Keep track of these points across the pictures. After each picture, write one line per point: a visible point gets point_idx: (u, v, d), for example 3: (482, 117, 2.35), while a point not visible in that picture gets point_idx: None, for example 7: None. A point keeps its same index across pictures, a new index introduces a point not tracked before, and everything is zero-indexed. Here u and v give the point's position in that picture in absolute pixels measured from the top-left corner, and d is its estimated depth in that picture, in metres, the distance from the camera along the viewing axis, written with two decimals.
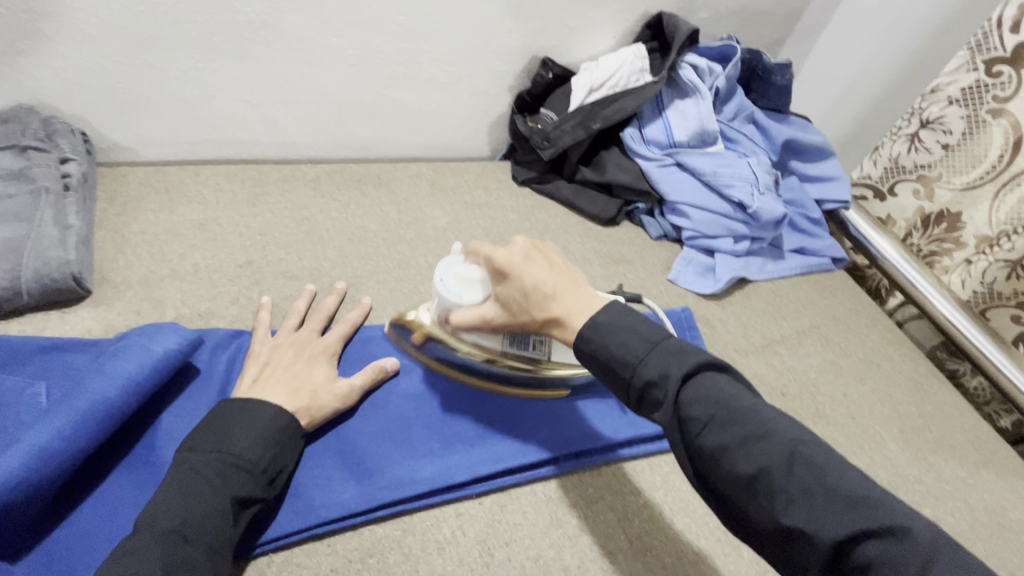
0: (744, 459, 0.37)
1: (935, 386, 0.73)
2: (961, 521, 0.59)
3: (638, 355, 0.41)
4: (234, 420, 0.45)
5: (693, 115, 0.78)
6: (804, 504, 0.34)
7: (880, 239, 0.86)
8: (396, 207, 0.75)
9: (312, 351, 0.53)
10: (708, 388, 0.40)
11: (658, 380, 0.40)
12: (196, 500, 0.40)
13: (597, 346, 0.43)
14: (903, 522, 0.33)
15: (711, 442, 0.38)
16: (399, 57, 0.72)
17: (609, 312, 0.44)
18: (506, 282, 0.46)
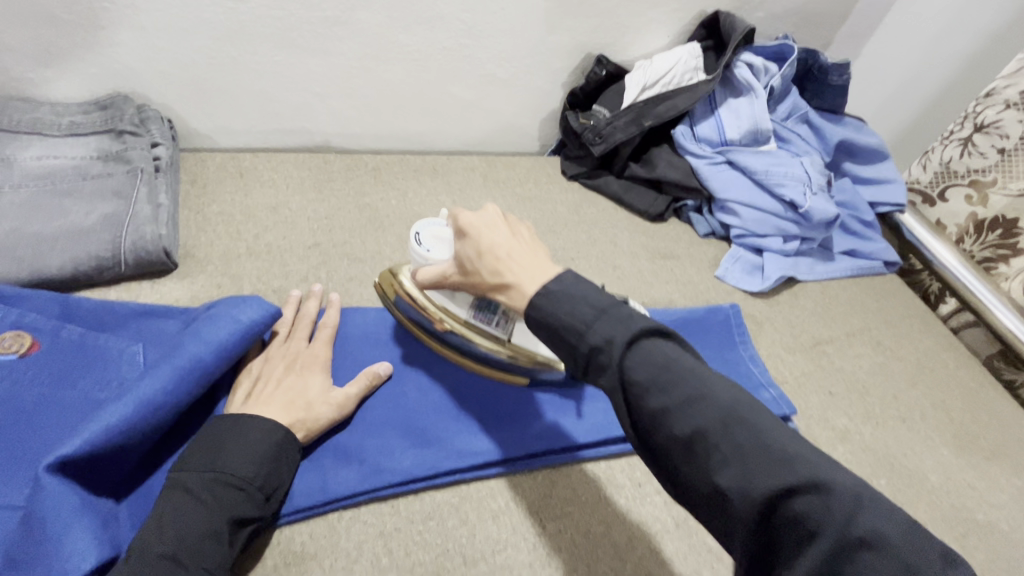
0: (682, 421, 0.35)
1: (990, 394, 0.71)
2: (1016, 528, 0.58)
3: (586, 321, 0.39)
4: (228, 438, 0.44)
5: (747, 114, 0.79)
6: (736, 462, 0.33)
7: (935, 244, 0.85)
8: (452, 198, 0.78)
9: (302, 363, 0.53)
10: (651, 352, 0.37)
11: (603, 347, 0.38)
12: (187, 519, 0.39)
13: (548, 314, 0.40)
14: (827, 478, 0.31)
15: (650, 406, 0.36)
16: (460, 53, 0.75)
17: (562, 282, 0.41)
18: (465, 243, 0.47)
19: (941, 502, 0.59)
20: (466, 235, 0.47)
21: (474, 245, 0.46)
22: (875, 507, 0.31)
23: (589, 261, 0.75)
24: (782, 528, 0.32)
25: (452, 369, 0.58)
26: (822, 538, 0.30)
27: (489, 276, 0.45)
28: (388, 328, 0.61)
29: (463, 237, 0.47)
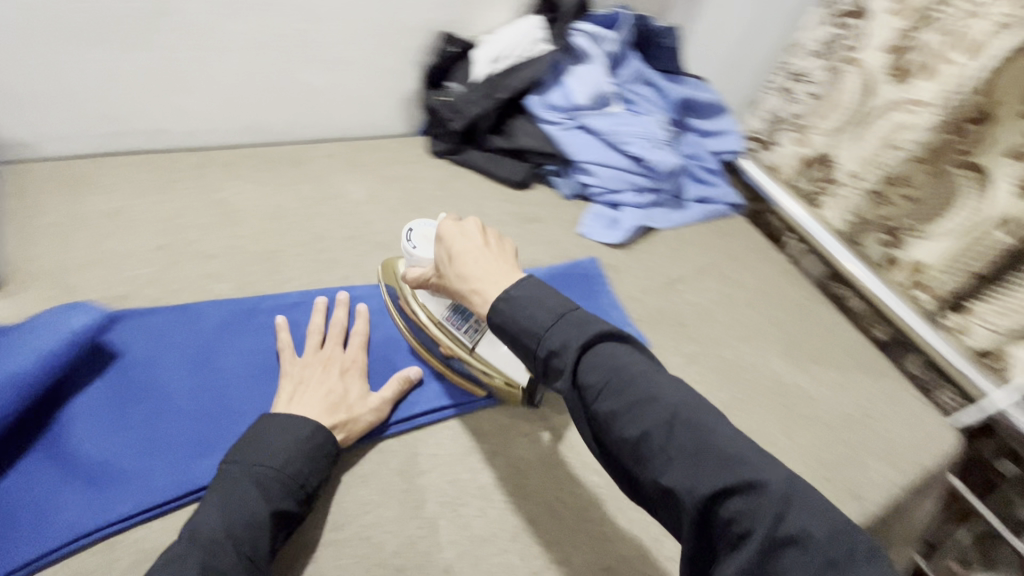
0: (632, 424, 0.39)
1: (817, 307, 0.82)
2: (833, 414, 0.68)
3: (543, 326, 0.44)
4: (268, 434, 0.46)
5: (590, 79, 0.84)
6: (676, 463, 0.37)
7: (771, 185, 0.97)
8: (313, 185, 0.77)
9: (340, 368, 0.54)
10: (605, 356, 0.42)
11: (561, 348, 0.42)
12: (235, 509, 0.41)
13: (506, 318, 0.45)
14: (762, 477, 0.35)
15: (603, 409, 0.40)
16: (302, 38, 0.74)
17: (522, 287, 0.47)
18: (438, 249, 0.52)
19: (774, 403, 0.68)
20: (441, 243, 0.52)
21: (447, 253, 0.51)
22: (803, 503, 0.35)
23: None
24: (723, 527, 0.35)
25: None
26: (755, 536, 0.34)
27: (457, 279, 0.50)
28: (245, 316, 0.60)
29: (439, 246, 0.52)
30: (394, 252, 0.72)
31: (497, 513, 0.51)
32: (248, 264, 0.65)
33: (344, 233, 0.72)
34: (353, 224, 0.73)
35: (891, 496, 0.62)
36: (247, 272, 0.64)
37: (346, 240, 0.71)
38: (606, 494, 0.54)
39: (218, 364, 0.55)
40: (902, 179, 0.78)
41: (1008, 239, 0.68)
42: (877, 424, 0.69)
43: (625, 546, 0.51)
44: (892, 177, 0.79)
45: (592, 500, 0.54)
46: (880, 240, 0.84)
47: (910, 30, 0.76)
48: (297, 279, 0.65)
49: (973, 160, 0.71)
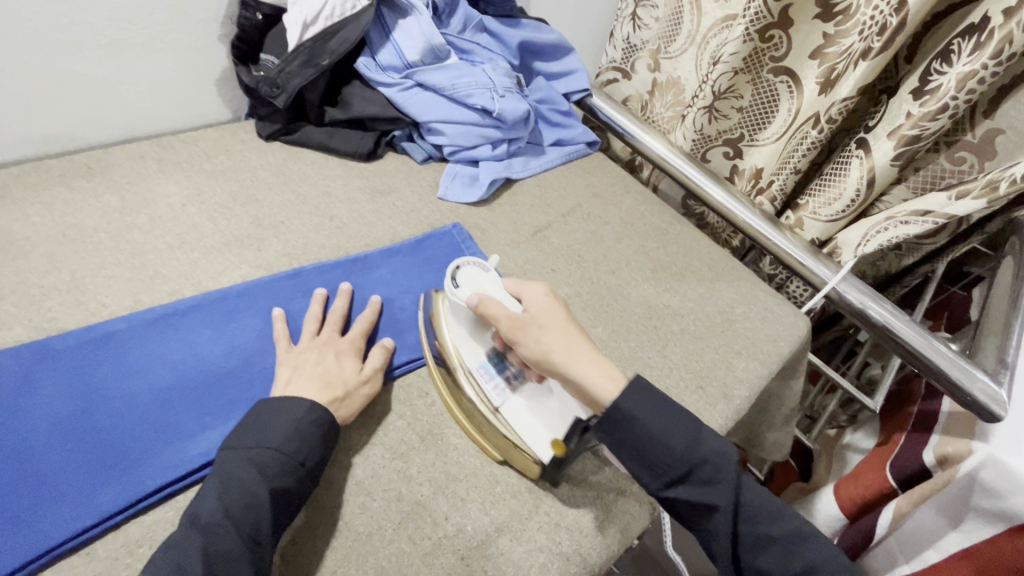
0: (786, 558, 0.47)
1: (679, 228, 0.86)
2: (701, 326, 0.72)
3: (684, 444, 0.47)
4: (266, 417, 0.47)
5: (418, 33, 0.78)
6: None
7: (620, 116, 0.95)
8: (118, 194, 0.66)
9: (339, 348, 0.55)
10: (751, 487, 0.49)
11: (713, 462, 0.47)
12: (238, 488, 0.43)
13: (638, 422, 0.48)
14: None
15: (755, 533, 0.48)
16: (58, 23, 0.62)
17: (636, 397, 0.48)
18: (533, 319, 0.53)
19: (648, 328, 0.71)
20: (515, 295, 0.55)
21: (526, 305, 0.54)
22: None
23: (302, 220, 0.70)
24: None
25: (150, 378, 0.51)
26: None
27: (546, 350, 0.51)
28: (48, 357, 0.50)
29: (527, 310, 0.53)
30: (230, 252, 0.64)
31: (379, 505, 0.49)
32: (42, 299, 0.55)
33: (165, 241, 0.63)
34: (175, 229, 0.64)
35: (757, 389, 0.68)
36: (42, 308, 0.54)
37: (168, 250, 0.62)
38: (493, 456, 0.54)
39: (17, 422, 0.46)
40: (730, 92, 0.82)
41: (818, 134, 0.74)
42: (739, 326, 0.74)
43: (517, 502, 0.51)
44: (721, 92, 0.82)
45: (480, 464, 0.53)
46: (724, 154, 0.91)
47: None
48: (112, 304, 0.56)
49: (784, 66, 0.77)
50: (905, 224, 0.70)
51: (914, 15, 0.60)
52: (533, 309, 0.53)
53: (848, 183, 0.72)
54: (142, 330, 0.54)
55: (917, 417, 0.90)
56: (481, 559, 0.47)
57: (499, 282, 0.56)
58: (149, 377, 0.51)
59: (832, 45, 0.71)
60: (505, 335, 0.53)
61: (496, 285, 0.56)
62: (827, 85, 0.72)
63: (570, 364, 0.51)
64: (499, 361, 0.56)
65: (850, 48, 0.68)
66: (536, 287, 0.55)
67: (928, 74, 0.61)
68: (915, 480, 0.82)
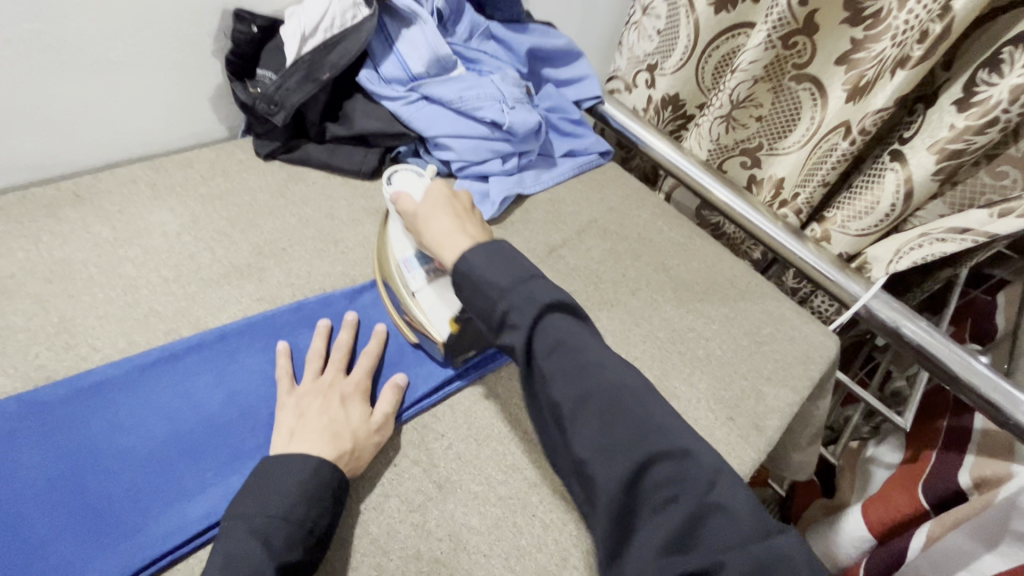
0: (580, 384, 0.41)
1: (699, 243, 0.82)
2: (727, 350, 0.69)
3: (504, 284, 0.45)
4: (270, 478, 0.43)
5: (423, 43, 0.74)
6: (614, 423, 0.41)
7: (632, 123, 0.90)
8: (109, 224, 0.62)
9: (344, 392, 0.51)
10: (559, 326, 0.43)
11: (521, 306, 0.44)
12: (240, 567, 0.38)
13: (471, 273, 0.47)
14: (687, 447, 0.40)
15: (554, 367, 0.42)
16: (40, 44, 0.58)
17: (472, 256, 0.47)
18: (428, 207, 0.55)
19: (672, 353, 0.67)
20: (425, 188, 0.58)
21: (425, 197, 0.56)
22: (730, 486, 0.39)
23: (305, 247, 0.66)
24: (645, 497, 0.39)
25: (147, 430, 0.48)
26: (682, 500, 0.38)
27: (429, 227, 0.53)
28: (35, 411, 0.47)
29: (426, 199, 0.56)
30: (229, 285, 0.60)
31: (396, 565, 0.45)
32: (29, 344, 0.51)
33: (160, 274, 0.59)
34: (171, 261, 0.61)
35: (789, 417, 0.64)
36: (30, 354, 0.51)
37: (164, 284, 0.58)
38: (515, 504, 0.50)
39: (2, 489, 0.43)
40: (749, 100, 0.79)
41: (849, 146, 0.70)
42: (766, 349, 0.70)
43: (544, 556, 0.47)
44: (739, 101, 0.78)
45: (502, 514, 0.49)
46: (742, 163, 0.87)
47: None
48: (105, 347, 0.52)
49: (809, 73, 0.73)
50: (941, 241, 0.65)
51: (960, 22, 0.57)
52: (431, 196, 0.56)
53: (883, 195, 0.68)
54: (136, 376, 0.50)
55: (946, 433, 0.87)
56: None
57: (428, 185, 0.60)
58: (143, 428, 0.48)
59: (862, 50, 0.67)
60: (412, 226, 0.57)
61: (422, 186, 0.59)
62: (857, 93, 0.68)
63: (435, 242, 0.52)
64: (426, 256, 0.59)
65: (881, 53, 0.64)
66: (440, 180, 0.57)
67: (975, 84, 0.57)
68: (949, 502, 0.78)
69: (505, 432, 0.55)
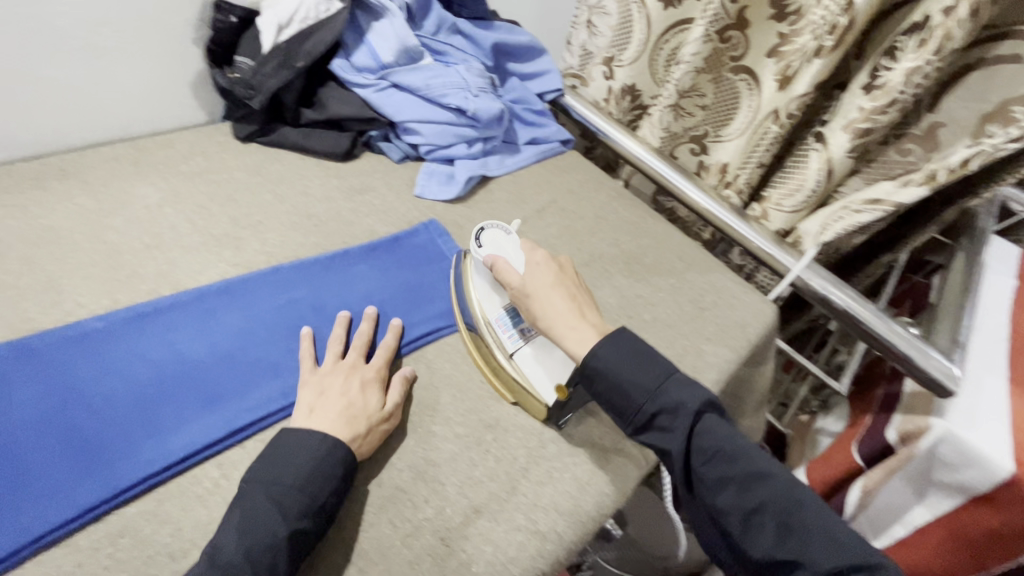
0: (744, 496, 0.49)
1: (651, 222, 0.89)
2: (672, 314, 0.75)
3: (653, 387, 0.53)
4: (288, 450, 0.48)
5: (392, 34, 0.80)
6: (789, 532, 0.47)
7: (592, 113, 0.97)
8: (94, 197, 0.66)
9: (364, 377, 0.55)
10: (711, 432, 0.51)
11: (670, 410, 0.52)
12: (252, 530, 0.43)
13: (610, 373, 0.53)
14: (871, 557, 0.45)
15: (713, 473, 0.50)
16: (32, 27, 0.62)
17: (609, 348, 0.54)
18: (533, 281, 0.59)
19: (620, 317, 0.73)
20: (523, 254, 0.61)
21: (527, 267, 0.60)
22: None
23: (280, 220, 0.71)
24: None
25: (130, 374, 0.52)
26: None
27: (544, 306, 0.58)
28: (24, 356, 0.50)
29: (529, 269, 0.60)
30: (207, 252, 0.65)
31: (360, 490, 0.50)
32: (17, 300, 0.55)
33: (142, 241, 0.63)
34: (153, 230, 0.65)
35: (726, 372, 0.71)
36: (18, 308, 0.54)
37: (145, 250, 0.63)
38: (471, 441, 0.55)
39: None
40: (694, 90, 0.86)
41: (779, 129, 0.77)
42: (709, 315, 0.77)
43: (496, 484, 0.53)
44: (685, 91, 0.85)
45: (459, 449, 0.54)
46: (691, 150, 0.94)
47: None
48: (89, 304, 0.56)
49: (744, 65, 0.80)
50: (857, 212, 0.73)
51: (860, 16, 0.64)
52: (535, 268, 0.60)
53: (808, 173, 0.76)
54: (119, 329, 0.54)
55: (883, 400, 0.93)
56: (459, 539, 0.49)
57: (518, 245, 0.63)
58: (127, 374, 0.52)
59: (787, 43, 0.74)
60: (512, 293, 0.60)
61: (514, 248, 0.62)
62: (785, 82, 0.75)
63: (555, 323, 0.56)
64: (516, 317, 0.61)
65: (804, 46, 0.71)
66: (540, 250, 0.61)
67: (877, 70, 0.65)
68: (879, 458, 0.84)
69: (462, 381, 0.60)
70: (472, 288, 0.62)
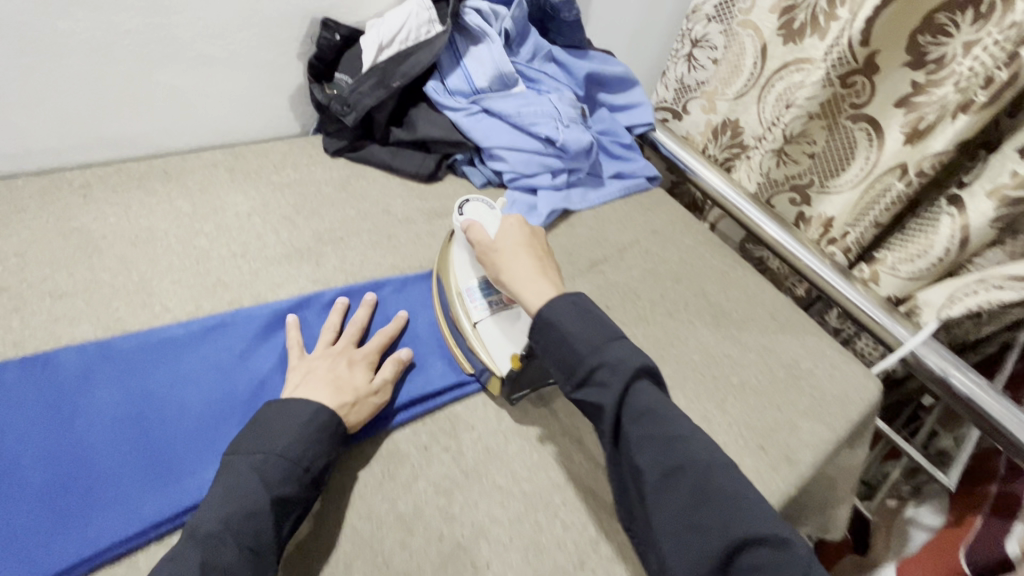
0: (666, 456, 0.43)
1: (741, 272, 0.82)
2: (763, 380, 0.68)
3: (596, 349, 0.47)
4: (270, 420, 0.45)
5: (488, 59, 0.79)
6: (704, 500, 0.41)
7: (683, 151, 0.92)
8: (190, 200, 0.68)
9: (350, 357, 0.53)
10: (645, 391, 0.45)
11: (609, 366, 0.46)
12: (234, 498, 0.41)
13: (554, 328, 0.48)
14: (782, 535, 0.39)
15: (640, 431, 0.44)
16: (155, 35, 0.65)
17: (557, 306, 0.49)
18: (499, 249, 0.55)
19: (705, 377, 0.67)
20: (499, 222, 0.57)
21: (499, 232, 0.56)
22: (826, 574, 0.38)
23: (361, 237, 0.70)
24: None
25: (204, 387, 0.51)
26: None
27: (499, 270, 0.54)
28: (111, 360, 0.51)
29: (501, 232, 0.56)
30: (290, 266, 0.64)
31: (419, 543, 0.46)
32: (111, 299, 0.56)
33: (230, 250, 0.64)
34: (240, 239, 0.65)
35: (822, 454, 0.63)
36: (111, 308, 0.55)
37: (232, 258, 0.63)
38: (537, 501, 0.51)
39: (72, 423, 0.46)
40: (802, 136, 0.80)
41: (905, 187, 0.70)
42: (803, 384, 0.69)
43: (562, 555, 0.48)
44: (792, 136, 0.79)
45: (525, 509, 0.50)
46: (791, 198, 0.87)
47: None
48: (175, 310, 0.57)
49: (865, 113, 0.73)
50: (996, 289, 0.64)
51: None
52: (506, 230, 0.56)
53: (936, 239, 0.68)
54: (198, 339, 0.54)
55: (997, 498, 0.80)
56: None
57: (498, 216, 0.59)
58: (200, 384, 0.51)
59: (921, 94, 0.67)
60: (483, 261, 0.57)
61: (495, 220, 0.58)
62: (914, 136, 0.68)
63: (519, 285, 0.52)
64: (490, 288, 0.58)
65: (943, 97, 0.64)
66: (518, 216, 0.58)
67: None
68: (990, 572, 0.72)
69: (534, 430, 0.56)
70: (450, 258, 0.60)
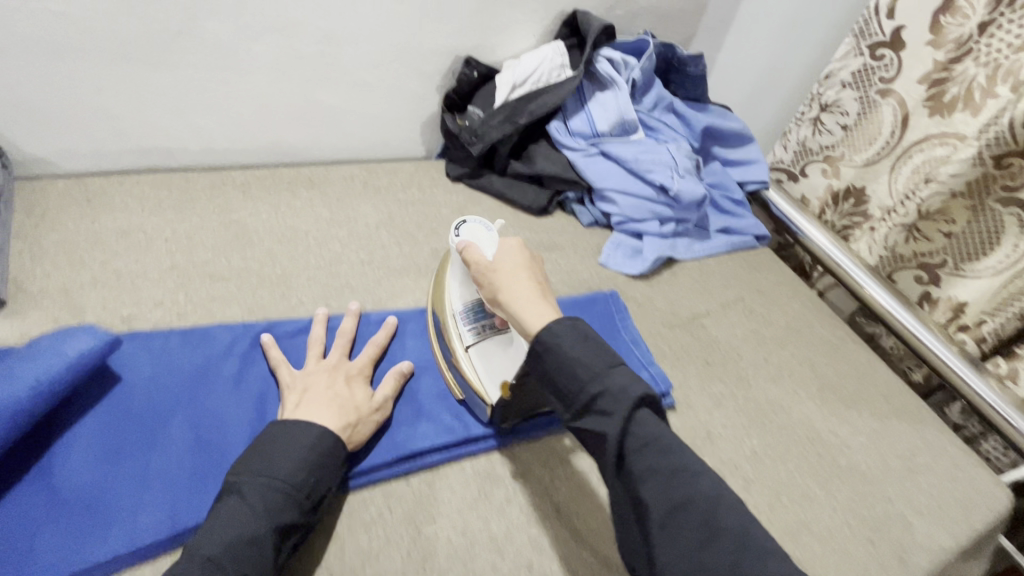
0: (671, 493, 0.38)
1: (852, 346, 0.77)
2: (873, 466, 0.63)
3: (593, 372, 0.42)
4: (274, 440, 0.44)
5: (613, 107, 0.82)
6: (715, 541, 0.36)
7: (799, 216, 0.90)
8: (329, 208, 0.75)
9: (347, 373, 0.53)
10: (649, 421, 0.41)
11: (611, 395, 0.41)
12: (235, 523, 0.39)
13: (551, 353, 0.44)
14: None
15: (643, 464, 0.39)
16: (325, 62, 0.73)
17: (556, 330, 0.44)
18: (491, 271, 0.51)
19: (809, 452, 0.63)
20: (496, 245, 0.53)
21: (495, 253, 0.52)
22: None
23: None
24: None
25: None
26: None
27: (490, 288, 0.50)
28: (252, 341, 0.56)
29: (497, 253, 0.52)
30: (408, 278, 0.69)
31: (509, 568, 0.48)
32: (256, 288, 0.62)
33: (359, 257, 0.69)
34: (368, 248, 0.71)
35: (941, 562, 0.57)
36: (256, 296, 0.62)
37: (361, 264, 0.69)
38: None
39: (218, 391, 0.52)
40: (940, 215, 0.75)
41: None
42: (921, 480, 0.63)
43: None
44: (928, 213, 0.76)
45: (613, 555, 0.50)
46: (917, 277, 0.81)
47: (948, 62, 0.71)
48: (308, 305, 0.62)
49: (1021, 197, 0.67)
50: None
51: None
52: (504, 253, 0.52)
53: None
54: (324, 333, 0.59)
55: None
56: None
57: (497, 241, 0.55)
58: None
59: None
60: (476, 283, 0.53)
61: (492, 242, 0.55)
62: None
63: (514, 307, 0.47)
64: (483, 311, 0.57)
65: None
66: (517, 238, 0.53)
67: None
68: None
69: None
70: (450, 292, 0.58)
